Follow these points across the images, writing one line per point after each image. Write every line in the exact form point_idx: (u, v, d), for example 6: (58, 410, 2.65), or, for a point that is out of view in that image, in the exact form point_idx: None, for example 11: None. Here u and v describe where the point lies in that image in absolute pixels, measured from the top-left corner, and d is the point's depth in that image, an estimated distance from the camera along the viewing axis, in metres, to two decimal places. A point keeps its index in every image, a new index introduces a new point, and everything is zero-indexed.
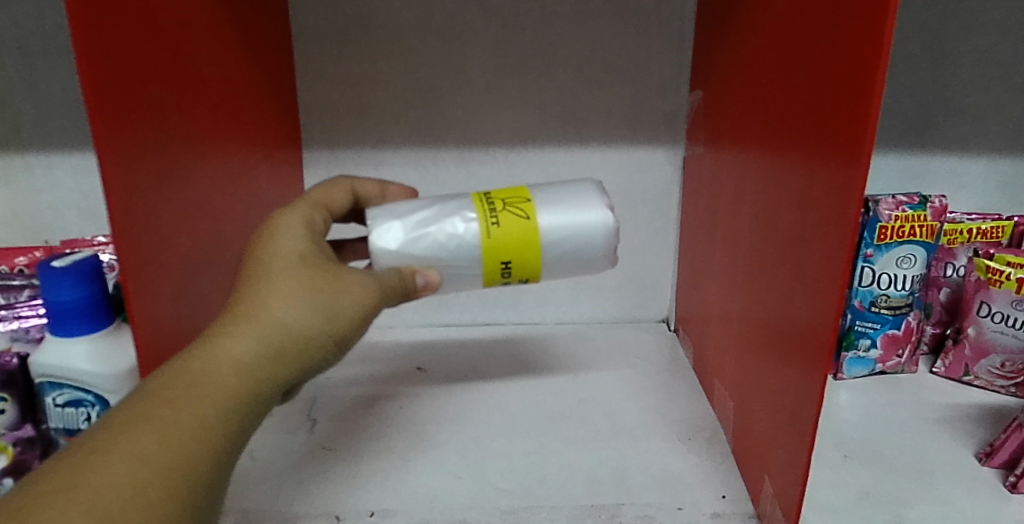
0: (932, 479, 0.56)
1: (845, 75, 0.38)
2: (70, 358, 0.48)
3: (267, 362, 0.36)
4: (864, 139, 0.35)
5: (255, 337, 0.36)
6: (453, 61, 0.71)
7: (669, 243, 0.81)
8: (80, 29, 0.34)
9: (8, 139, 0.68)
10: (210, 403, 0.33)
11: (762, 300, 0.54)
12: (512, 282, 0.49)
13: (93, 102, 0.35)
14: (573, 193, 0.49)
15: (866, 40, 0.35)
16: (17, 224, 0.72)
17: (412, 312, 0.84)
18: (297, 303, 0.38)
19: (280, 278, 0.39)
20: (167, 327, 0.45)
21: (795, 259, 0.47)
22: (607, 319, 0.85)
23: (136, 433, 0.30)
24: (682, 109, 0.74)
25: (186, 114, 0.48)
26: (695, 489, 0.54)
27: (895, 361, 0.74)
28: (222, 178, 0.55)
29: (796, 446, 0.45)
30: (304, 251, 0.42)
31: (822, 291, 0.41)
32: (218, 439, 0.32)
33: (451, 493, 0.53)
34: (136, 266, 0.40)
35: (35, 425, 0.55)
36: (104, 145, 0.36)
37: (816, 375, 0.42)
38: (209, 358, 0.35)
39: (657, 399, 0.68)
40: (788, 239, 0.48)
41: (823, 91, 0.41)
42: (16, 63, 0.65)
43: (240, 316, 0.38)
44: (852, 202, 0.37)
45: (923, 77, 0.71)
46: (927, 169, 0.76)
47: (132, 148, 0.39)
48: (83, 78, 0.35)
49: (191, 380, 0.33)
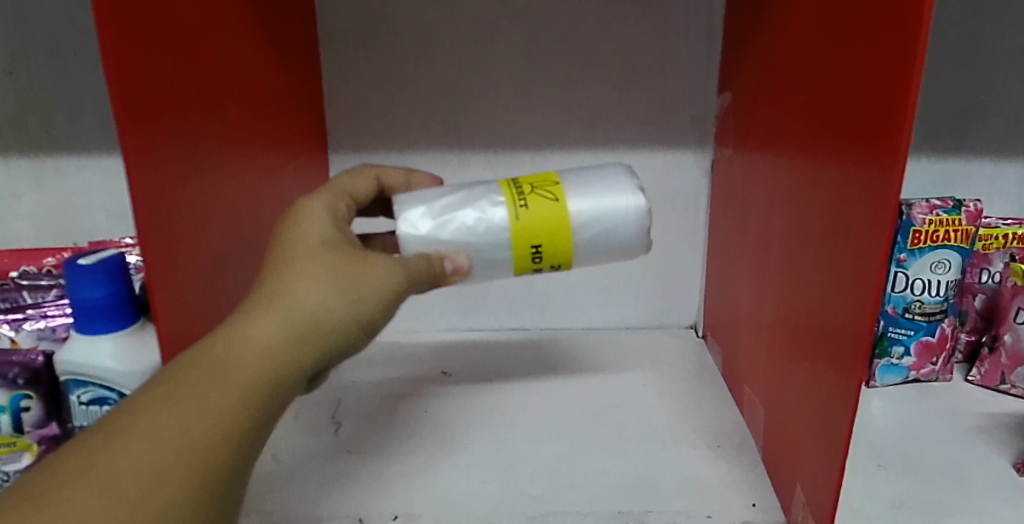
0: (972, 490, 0.54)
1: (879, 71, 0.36)
2: (95, 356, 0.48)
3: (293, 346, 0.36)
4: (900, 137, 0.34)
5: (279, 322, 0.36)
6: (478, 63, 0.71)
7: (698, 247, 0.79)
8: (106, 28, 0.34)
9: (38, 141, 0.69)
10: (231, 388, 0.32)
11: (794, 300, 0.52)
12: (545, 269, 0.48)
13: (120, 102, 0.35)
14: (603, 180, 0.48)
15: (903, 35, 0.33)
16: (46, 227, 0.73)
17: (437, 316, 0.83)
18: (321, 287, 0.37)
19: (304, 263, 0.39)
20: (190, 329, 0.45)
21: (827, 258, 0.45)
22: (635, 325, 0.84)
23: (156, 418, 0.29)
24: (711, 111, 0.73)
25: (212, 114, 0.47)
26: (725, 496, 0.53)
27: (929, 369, 0.71)
28: (247, 176, 0.54)
29: (829, 451, 0.43)
30: (328, 238, 0.41)
31: (856, 294, 0.40)
32: (242, 423, 0.32)
33: (476, 498, 0.52)
34: (160, 267, 0.40)
35: (60, 423, 0.55)
36: (130, 147, 0.36)
37: (849, 378, 0.41)
38: (231, 342, 0.34)
39: (686, 405, 0.66)
40: (820, 237, 0.47)
41: (858, 89, 0.40)
42: (48, 67, 0.66)
43: (264, 301, 0.37)
44: (889, 202, 0.35)
45: (959, 78, 0.69)
46: (963, 173, 0.74)
47: (157, 149, 0.39)
48: (109, 77, 0.34)
49: (215, 363, 0.33)
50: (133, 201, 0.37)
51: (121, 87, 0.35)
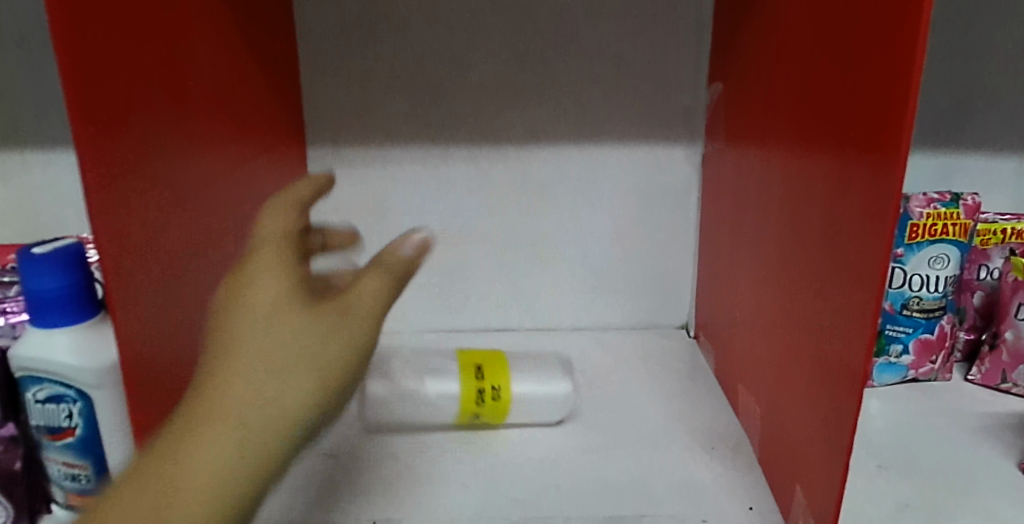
0: (975, 491, 0.52)
1: (875, 69, 0.35)
2: (52, 350, 0.43)
3: (282, 393, 0.32)
4: (902, 124, 0.32)
5: (259, 372, 0.32)
6: (463, 56, 0.70)
7: (688, 243, 0.77)
8: (58, 29, 0.31)
9: (7, 136, 0.67)
10: (227, 454, 0.30)
11: (791, 308, 0.50)
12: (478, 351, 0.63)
13: (77, 111, 0.33)
14: None
15: (900, 32, 0.32)
16: (15, 223, 0.71)
17: (422, 316, 0.81)
18: (298, 326, 0.33)
19: (274, 294, 0.33)
20: (156, 343, 0.42)
21: (824, 262, 0.44)
22: (625, 325, 0.82)
23: (160, 482, 0.29)
24: (701, 104, 0.72)
25: (176, 120, 0.45)
26: (720, 500, 0.51)
27: (928, 368, 0.70)
28: (216, 183, 0.52)
29: (832, 448, 0.41)
30: (286, 245, 0.35)
31: (856, 299, 0.38)
32: (247, 479, 0.31)
33: (459, 503, 0.50)
34: (119, 286, 0.38)
35: (18, 422, 0.46)
36: (86, 159, 0.34)
37: (852, 383, 0.39)
38: (218, 402, 0.31)
39: (677, 405, 0.64)
40: (818, 242, 0.45)
41: (856, 89, 0.38)
42: (17, 59, 0.64)
43: (238, 340, 0.32)
44: (890, 202, 0.34)
45: (952, 70, 0.68)
46: (958, 168, 0.73)
47: (119, 161, 0.37)
48: (64, 83, 0.32)
49: (200, 427, 0.31)
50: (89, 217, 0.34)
51: (77, 93, 0.33)
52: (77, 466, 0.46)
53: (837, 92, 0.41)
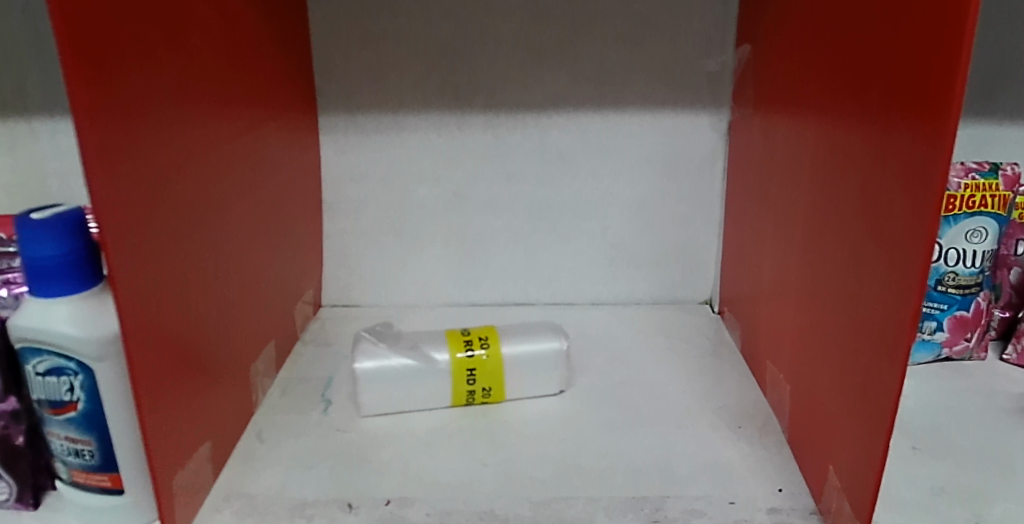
0: (1016, 474, 0.50)
1: (924, 28, 0.32)
2: (50, 320, 0.40)
3: None
4: (955, 71, 0.29)
5: None
6: (477, 16, 0.66)
7: (713, 216, 0.75)
8: None
9: (12, 104, 0.65)
10: None
11: (825, 288, 0.47)
12: (478, 350, 0.59)
13: (76, 80, 0.30)
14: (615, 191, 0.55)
15: None
16: (21, 194, 0.69)
17: (437, 290, 0.79)
18: None
19: None
20: (160, 326, 0.40)
21: (862, 241, 0.41)
22: (646, 300, 0.79)
23: None
24: (728, 69, 0.68)
25: (177, 88, 0.42)
26: (749, 482, 0.48)
27: (963, 346, 0.67)
28: (220, 155, 0.49)
29: (871, 429, 0.38)
30: None
31: (897, 283, 0.35)
32: None
33: (476, 482, 0.48)
34: (123, 270, 0.35)
35: (19, 396, 0.45)
36: (88, 135, 0.31)
37: (891, 373, 0.36)
38: None
39: (703, 384, 0.62)
40: (857, 219, 0.42)
41: (899, 51, 0.35)
42: (19, 21, 0.62)
43: None
44: (936, 180, 0.31)
45: (997, 31, 0.64)
46: (999, 136, 0.69)
47: (116, 122, 0.34)
48: (61, 49, 0.29)
49: None
50: (91, 198, 0.31)
51: (74, 58, 0.30)
52: (81, 441, 0.43)
53: (879, 55, 0.38)
